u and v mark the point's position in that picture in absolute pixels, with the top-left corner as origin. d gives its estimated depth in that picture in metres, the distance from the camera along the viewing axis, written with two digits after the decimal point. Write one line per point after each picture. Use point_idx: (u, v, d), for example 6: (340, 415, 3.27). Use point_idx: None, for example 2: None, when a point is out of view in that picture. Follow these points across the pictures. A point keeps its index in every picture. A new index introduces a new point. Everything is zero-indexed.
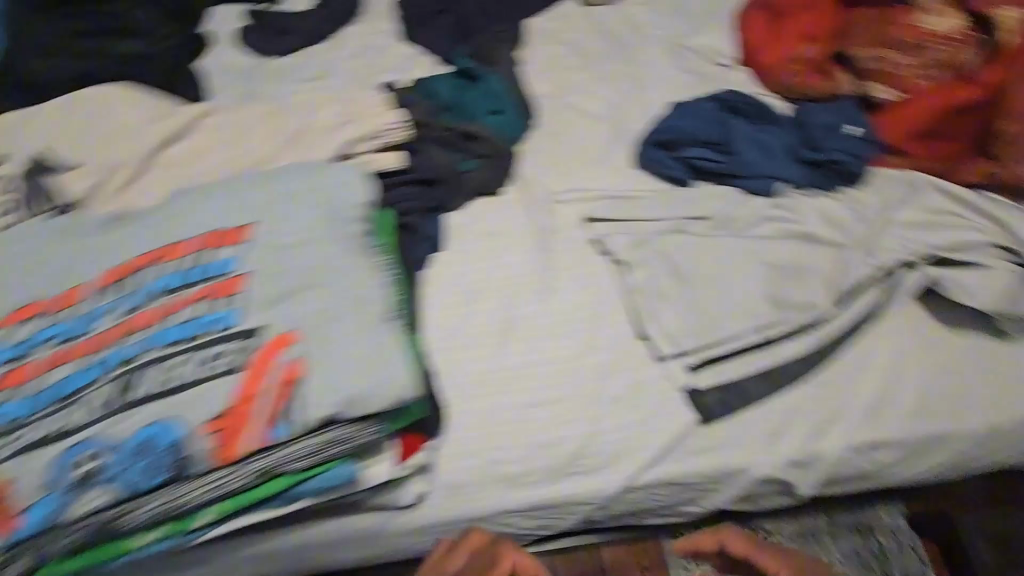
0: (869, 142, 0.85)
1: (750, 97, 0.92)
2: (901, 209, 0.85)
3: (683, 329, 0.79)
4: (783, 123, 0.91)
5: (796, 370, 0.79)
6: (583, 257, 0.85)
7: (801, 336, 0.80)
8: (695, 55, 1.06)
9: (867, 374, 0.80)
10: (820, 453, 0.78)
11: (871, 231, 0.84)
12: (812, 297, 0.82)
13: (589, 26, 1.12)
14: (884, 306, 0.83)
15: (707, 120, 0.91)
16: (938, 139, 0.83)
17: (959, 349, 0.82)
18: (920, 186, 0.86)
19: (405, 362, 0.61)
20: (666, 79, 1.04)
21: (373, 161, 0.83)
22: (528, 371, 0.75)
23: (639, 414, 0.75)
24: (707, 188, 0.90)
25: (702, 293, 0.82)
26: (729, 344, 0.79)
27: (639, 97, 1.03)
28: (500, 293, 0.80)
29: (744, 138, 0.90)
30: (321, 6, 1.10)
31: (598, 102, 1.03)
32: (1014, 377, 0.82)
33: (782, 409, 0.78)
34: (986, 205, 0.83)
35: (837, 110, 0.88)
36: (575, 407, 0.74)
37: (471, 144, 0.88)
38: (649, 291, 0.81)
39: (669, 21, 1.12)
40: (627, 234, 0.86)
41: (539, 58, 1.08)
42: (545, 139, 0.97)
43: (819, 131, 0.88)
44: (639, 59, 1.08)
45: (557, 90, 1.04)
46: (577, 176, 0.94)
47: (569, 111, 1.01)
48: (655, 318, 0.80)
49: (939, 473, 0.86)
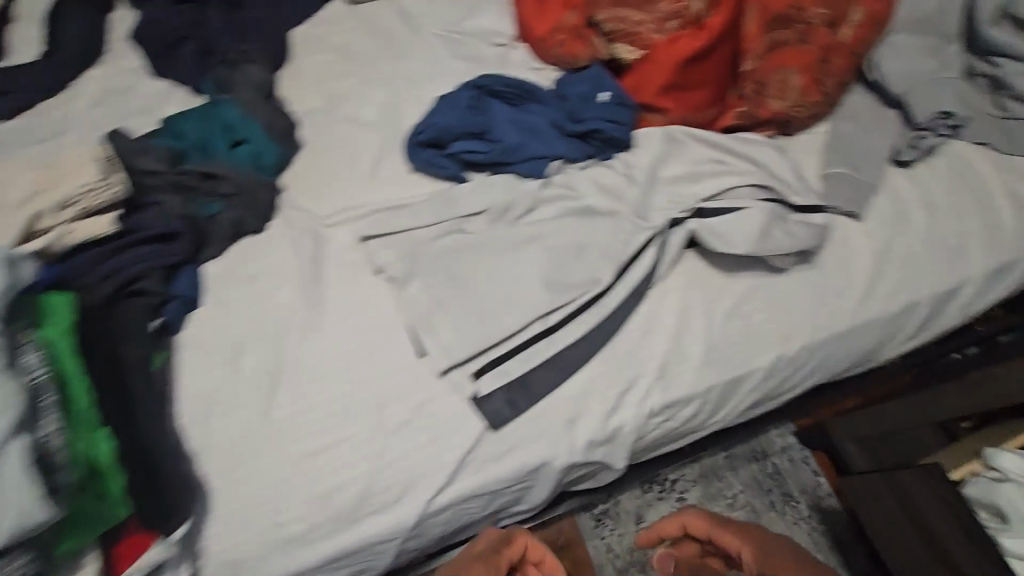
0: (624, 107, 0.85)
1: (508, 79, 0.90)
2: (666, 167, 0.85)
3: (458, 341, 0.77)
4: (545, 100, 0.89)
5: (583, 351, 0.79)
6: (357, 280, 0.81)
7: (580, 315, 0.80)
8: (467, 43, 1.05)
9: (654, 338, 0.81)
10: (620, 428, 0.79)
11: (641, 194, 0.85)
12: (590, 273, 0.81)
13: (355, 25, 1.07)
14: (665, 265, 0.82)
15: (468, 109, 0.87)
16: (684, 91, 0.84)
17: (742, 293, 0.84)
18: (679, 139, 0.85)
19: (31, 485, 0.54)
20: (441, 70, 1.01)
21: (96, 226, 0.76)
22: (304, 421, 0.73)
23: (427, 435, 0.74)
24: (481, 180, 0.87)
25: (478, 293, 0.79)
26: (512, 340, 0.78)
27: (412, 93, 0.99)
28: (271, 343, 0.77)
29: (508, 123, 0.87)
30: (53, 54, 1.01)
31: (370, 105, 0.98)
32: (797, 307, 0.85)
33: (575, 394, 0.78)
34: (743, 149, 0.84)
35: (589, 78, 0.87)
36: (356, 447, 0.73)
37: (215, 185, 0.83)
38: (426, 303, 0.79)
39: (440, 9, 1.09)
40: (399, 247, 0.82)
41: (307, 67, 1.01)
42: (311, 156, 0.91)
43: (578, 102, 0.86)
44: (411, 52, 1.03)
45: (325, 100, 0.98)
46: (349, 191, 0.88)
47: (339, 120, 0.96)
48: (432, 332, 0.77)
49: (751, 411, 0.91)
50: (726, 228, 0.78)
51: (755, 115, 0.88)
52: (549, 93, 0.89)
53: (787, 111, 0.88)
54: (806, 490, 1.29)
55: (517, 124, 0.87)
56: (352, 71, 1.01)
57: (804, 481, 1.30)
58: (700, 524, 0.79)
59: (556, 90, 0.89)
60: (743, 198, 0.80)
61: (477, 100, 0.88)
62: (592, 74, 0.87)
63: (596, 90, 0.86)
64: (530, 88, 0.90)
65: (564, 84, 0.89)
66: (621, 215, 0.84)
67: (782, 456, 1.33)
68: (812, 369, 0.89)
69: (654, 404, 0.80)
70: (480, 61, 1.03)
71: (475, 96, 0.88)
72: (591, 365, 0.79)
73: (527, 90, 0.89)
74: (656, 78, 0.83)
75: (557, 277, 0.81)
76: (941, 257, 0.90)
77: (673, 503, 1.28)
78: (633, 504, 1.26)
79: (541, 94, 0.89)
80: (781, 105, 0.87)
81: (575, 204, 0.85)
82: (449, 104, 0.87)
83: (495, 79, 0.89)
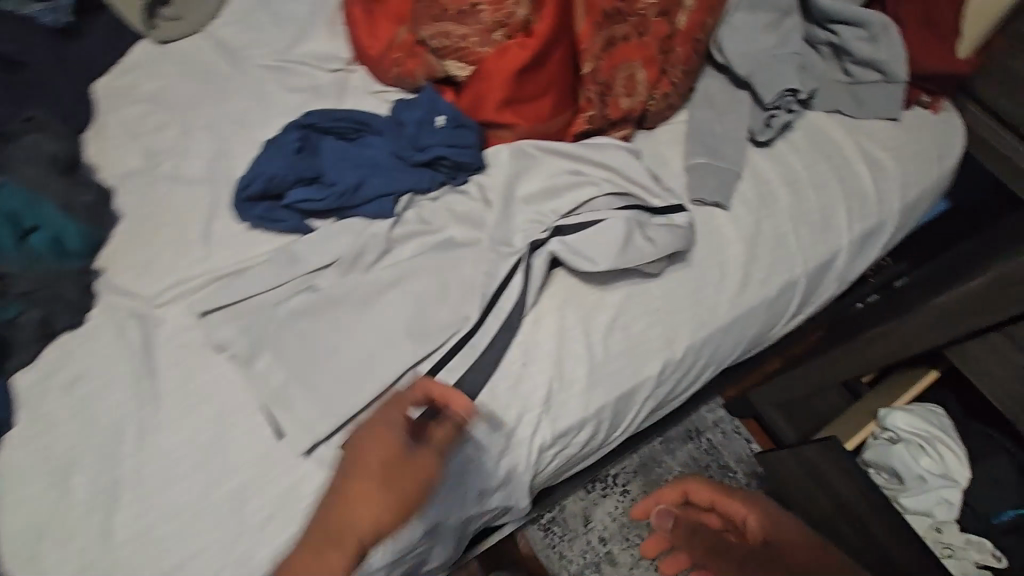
0: (462, 126, 0.79)
1: (341, 114, 0.83)
2: (522, 185, 0.80)
3: (319, 412, 0.69)
4: (382, 132, 0.82)
5: (459, 398, 0.72)
6: (197, 364, 0.72)
7: (452, 360, 0.73)
8: (301, 77, 0.99)
9: (534, 369, 0.76)
10: (514, 468, 0.74)
11: (500, 217, 0.79)
12: (456, 312, 0.75)
13: (172, 72, 0.98)
14: (535, 289, 0.77)
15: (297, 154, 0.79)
16: (525, 103, 0.79)
17: (620, 303, 0.81)
18: (531, 153, 0.81)
19: None
20: (276, 111, 0.95)
21: None
22: (148, 540, 0.63)
23: (292, 528, 0.65)
24: (326, 228, 0.79)
25: (336, 357, 0.72)
26: (378, 403, 0.70)
27: (244, 139, 0.92)
28: (99, 455, 0.67)
29: (344, 163, 0.80)
30: None
31: (197, 160, 0.89)
32: (678, 307, 0.83)
33: (459, 444, 0.71)
34: (597, 157, 0.80)
35: (424, 100, 0.80)
36: (215, 557, 0.63)
37: (7, 284, 0.71)
38: (277, 377, 0.71)
39: (268, 43, 1.02)
40: (240, 318, 0.74)
41: (120, 127, 0.92)
42: (133, 229, 0.81)
43: (415, 129, 0.80)
44: (241, 95, 0.96)
45: (146, 161, 0.89)
46: (180, 261, 0.79)
47: (162, 181, 0.86)
48: (288, 408, 0.69)
49: (653, 415, 0.89)
50: (589, 246, 0.74)
51: (608, 117, 0.84)
52: (386, 124, 0.83)
53: (639, 108, 0.86)
54: (741, 459, 1.29)
55: (355, 163, 0.80)
56: (174, 122, 0.93)
57: (739, 451, 1.30)
58: (705, 491, 0.80)
59: (393, 120, 0.82)
60: (601, 211, 0.76)
61: (310, 141, 0.81)
62: (425, 97, 0.80)
63: (432, 113, 0.79)
64: (366, 121, 0.83)
65: (401, 110, 0.82)
66: (482, 241, 0.79)
67: (715, 431, 1.32)
68: (704, 363, 0.87)
69: (546, 438, 0.75)
70: (318, 90, 0.97)
71: (305, 137, 0.80)
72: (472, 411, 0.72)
73: (363, 123, 0.83)
74: (495, 94, 0.77)
75: (420, 325, 0.74)
76: (809, 231, 0.89)
77: (619, 498, 1.24)
78: (579, 506, 1.21)
79: (379, 126, 0.83)
80: (631, 103, 0.85)
81: (432, 239, 0.79)
82: (277, 147, 0.79)
83: (325, 116, 0.83)
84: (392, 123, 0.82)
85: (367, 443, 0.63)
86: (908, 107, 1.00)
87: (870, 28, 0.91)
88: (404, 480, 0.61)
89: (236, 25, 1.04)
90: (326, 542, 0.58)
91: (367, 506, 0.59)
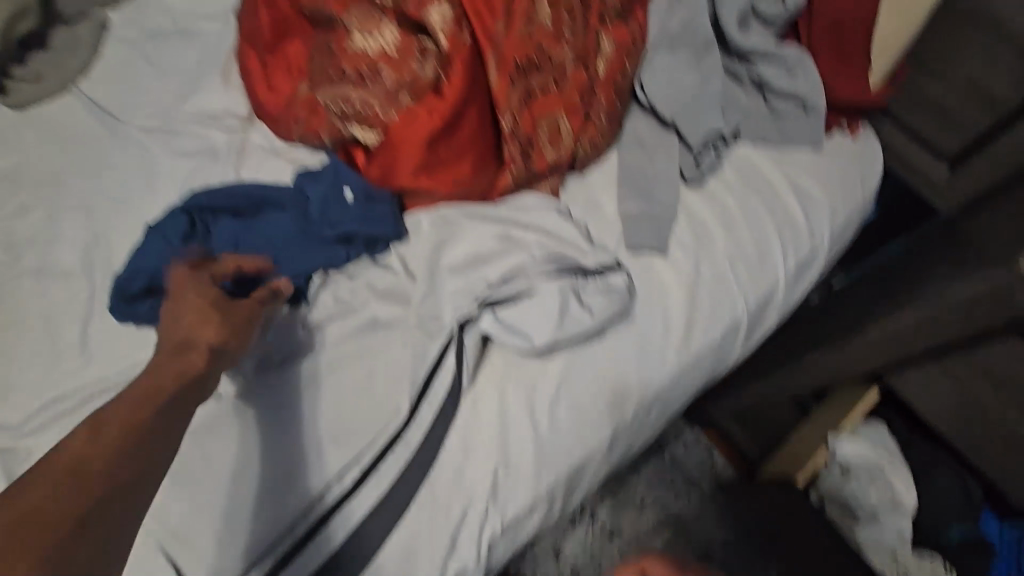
0: (375, 199, 0.72)
1: (234, 188, 0.74)
2: (449, 253, 0.74)
3: (229, 543, 0.60)
4: (284, 206, 0.74)
5: (394, 505, 0.64)
6: None
7: (387, 459, 0.65)
8: (191, 136, 0.88)
9: (476, 459, 0.68)
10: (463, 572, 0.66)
11: (426, 291, 0.73)
12: (384, 407, 0.67)
13: (35, 141, 0.85)
14: (470, 368, 0.71)
15: (185, 242, 0.69)
16: (443, 167, 0.73)
17: (564, 371, 0.74)
18: (454, 220, 0.76)
19: None
20: (164, 179, 0.84)
21: None
22: None
23: None
24: None
25: (249, 473, 0.63)
26: (300, 526, 0.62)
27: (127, 215, 0.81)
28: None
29: (245, 246, 0.72)
30: None
31: (72, 244, 0.78)
32: (626, 365, 0.78)
33: (396, 556, 0.63)
34: (531, 222, 0.77)
35: (330, 172, 0.74)
36: None
37: None
38: (178, 508, 0.61)
39: (151, 99, 0.91)
40: None
41: None
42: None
43: (322, 203, 0.73)
44: (120, 162, 0.85)
45: (9, 251, 0.77)
46: (55, 375, 0.68)
47: (30, 276, 0.75)
48: (193, 543, 0.60)
49: (610, 473, 0.84)
50: (522, 321, 0.69)
51: (533, 172, 0.79)
52: (287, 195, 0.74)
53: (565, 158, 0.81)
54: (704, 470, 1.29)
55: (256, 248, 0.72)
56: (40, 200, 0.81)
57: (701, 460, 1.29)
58: None
59: (295, 192, 0.74)
60: (533, 280, 0.71)
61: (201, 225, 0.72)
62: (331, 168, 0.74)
63: (339, 185, 0.73)
64: (265, 194, 0.74)
65: (303, 182, 0.74)
66: (407, 318, 0.72)
67: (677, 443, 1.30)
68: (656, 416, 0.83)
69: (495, 531, 0.68)
70: (214, 152, 0.87)
71: (193, 220, 0.71)
72: (409, 517, 0.64)
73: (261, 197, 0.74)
74: (406, 163, 0.71)
75: (343, 426, 0.66)
76: (744, 269, 0.88)
77: (587, 525, 1.20)
78: (548, 541, 1.17)
79: (279, 198, 0.74)
80: (557, 155, 0.80)
81: (353, 321, 0.71)
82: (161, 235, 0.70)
83: (215, 193, 0.73)
84: (293, 195, 0.74)
85: (182, 297, 0.60)
86: (829, 132, 0.99)
87: (786, 61, 0.92)
88: (226, 318, 0.60)
89: (111, 81, 0.92)
90: (131, 412, 0.48)
91: (192, 324, 0.58)
